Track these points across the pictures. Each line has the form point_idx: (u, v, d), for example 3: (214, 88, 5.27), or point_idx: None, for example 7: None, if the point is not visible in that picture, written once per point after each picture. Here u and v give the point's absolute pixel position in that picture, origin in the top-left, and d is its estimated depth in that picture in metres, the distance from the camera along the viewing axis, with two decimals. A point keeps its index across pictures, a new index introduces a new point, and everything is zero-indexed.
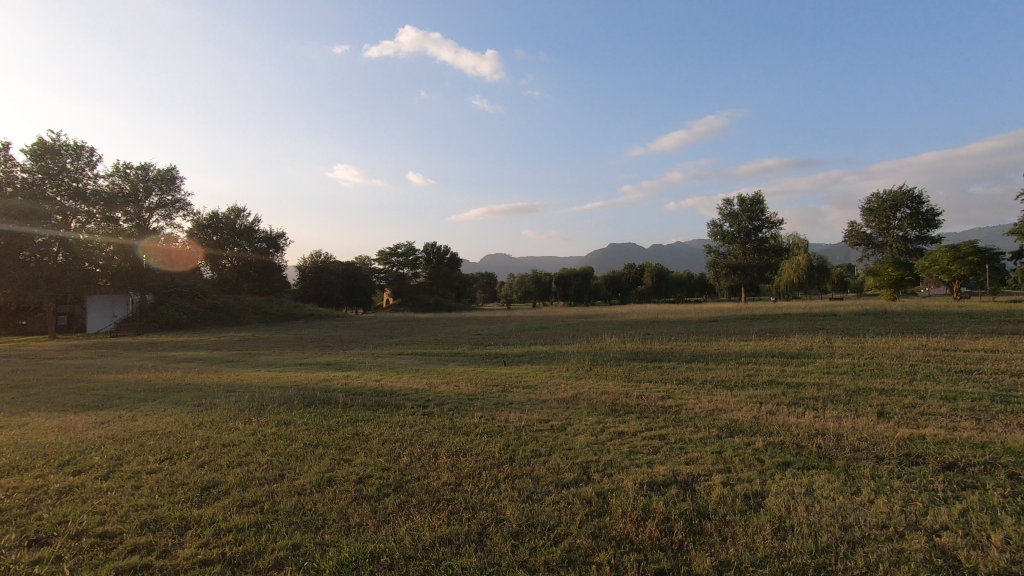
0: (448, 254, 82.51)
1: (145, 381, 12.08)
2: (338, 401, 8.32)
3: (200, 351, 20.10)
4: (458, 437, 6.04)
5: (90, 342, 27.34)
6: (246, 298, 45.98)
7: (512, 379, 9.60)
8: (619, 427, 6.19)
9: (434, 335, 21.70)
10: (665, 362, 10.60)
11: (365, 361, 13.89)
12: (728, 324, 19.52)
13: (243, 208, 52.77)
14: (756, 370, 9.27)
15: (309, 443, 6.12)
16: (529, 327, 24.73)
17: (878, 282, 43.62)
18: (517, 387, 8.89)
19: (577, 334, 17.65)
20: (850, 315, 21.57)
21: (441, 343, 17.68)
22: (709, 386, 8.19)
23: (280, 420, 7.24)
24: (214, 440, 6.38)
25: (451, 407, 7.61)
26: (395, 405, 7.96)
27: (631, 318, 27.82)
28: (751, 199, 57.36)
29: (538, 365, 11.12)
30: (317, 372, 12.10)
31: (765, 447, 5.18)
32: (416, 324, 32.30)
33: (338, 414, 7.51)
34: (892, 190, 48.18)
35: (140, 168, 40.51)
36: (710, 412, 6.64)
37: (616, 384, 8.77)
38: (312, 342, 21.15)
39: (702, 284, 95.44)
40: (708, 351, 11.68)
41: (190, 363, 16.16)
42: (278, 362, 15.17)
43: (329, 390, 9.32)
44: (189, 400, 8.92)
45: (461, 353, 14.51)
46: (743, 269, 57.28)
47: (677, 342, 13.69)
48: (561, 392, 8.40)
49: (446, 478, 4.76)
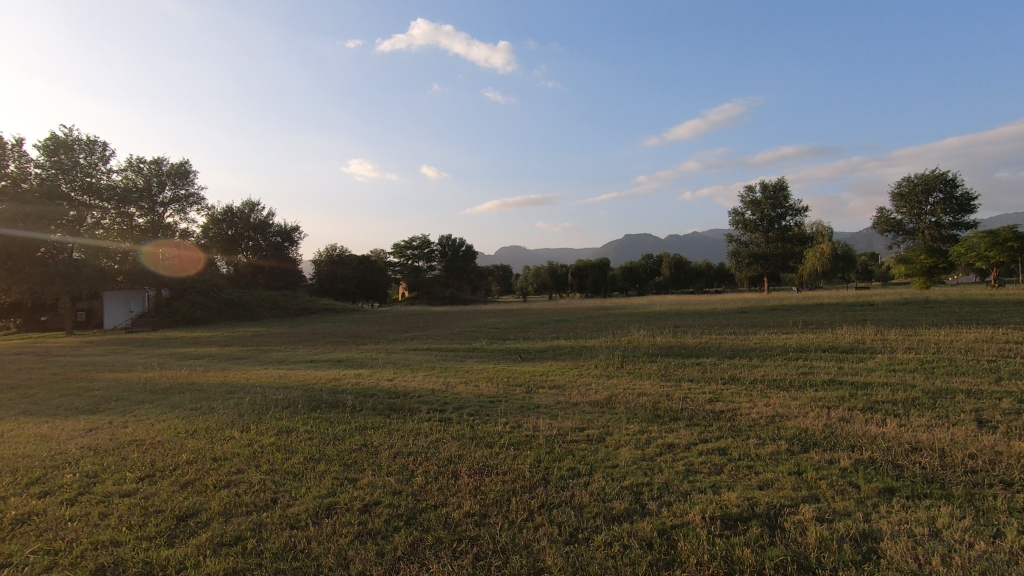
0: (463, 247, 81.86)
1: (148, 380, 11.47)
2: (347, 404, 7.54)
3: (212, 347, 19.61)
4: (481, 450, 5.21)
5: (105, 338, 27.10)
6: (262, 293, 45.76)
7: (537, 378, 8.77)
8: (668, 438, 5.31)
9: (450, 329, 20.98)
10: (703, 358, 9.68)
11: (379, 358, 13.18)
12: (761, 315, 18.48)
13: (257, 202, 52.54)
14: (809, 367, 8.34)
15: (310, 457, 5.34)
16: (548, 320, 23.88)
17: (910, 270, 41.97)
18: (542, 387, 8.06)
19: (600, 327, 16.74)
20: (890, 305, 20.38)
21: (458, 338, 16.92)
22: (761, 386, 7.28)
23: (280, 429, 6.49)
24: (205, 453, 5.64)
25: (472, 412, 6.80)
26: (409, 409, 7.18)
27: (655, 310, 26.82)
28: (774, 186, 55.60)
29: (564, 361, 10.27)
30: (328, 370, 11.41)
31: (852, 466, 4.27)
32: (432, 317, 31.68)
33: (346, 420, 6.75)
34: (924, 174, 46.24)
35: (153, 162, 40.27)
36: (772, 419, 5.73)
37: (653, 384, 7.87)
38: (326, 337, 20.55)
39: (722, 274, 93.55)
40: (748, 346, 10.75)
41: (199, 360, 15.57)
42: (289, 359, 14.53)
43: (339, 391, 8.57)
44: (187, 403, 8.22)
45: (480, 348, 13.71)
46: (766, 259, 55.80)
47: (710, 335, 12.76)
48: (594, 393, 7.53)
49: (469, 507, 3.94)
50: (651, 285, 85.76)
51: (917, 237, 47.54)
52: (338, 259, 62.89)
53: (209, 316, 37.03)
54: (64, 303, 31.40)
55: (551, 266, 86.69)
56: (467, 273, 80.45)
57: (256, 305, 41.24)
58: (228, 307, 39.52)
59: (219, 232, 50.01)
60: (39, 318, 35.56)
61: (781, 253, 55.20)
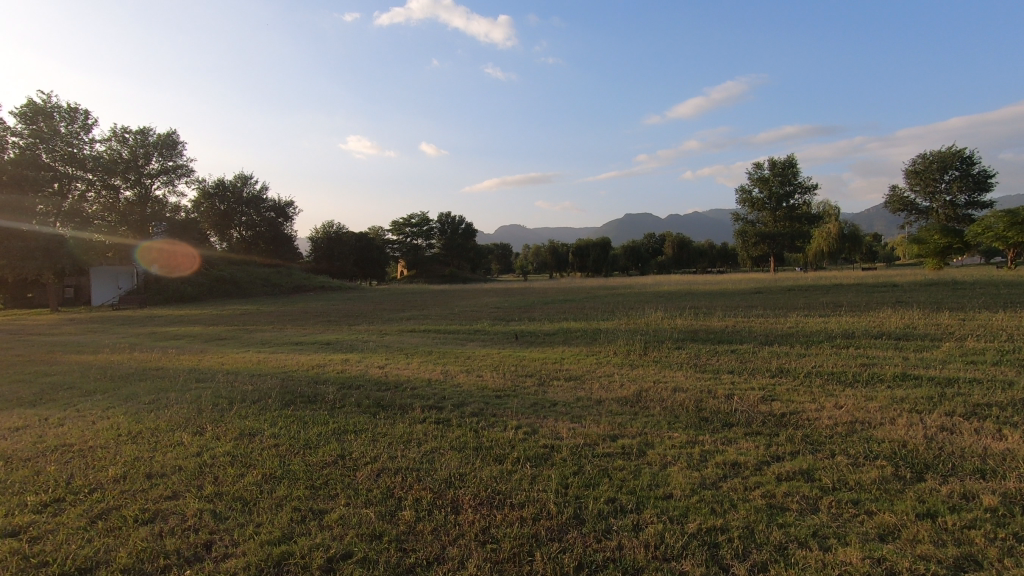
0: (463, 224, 80.37)
1: (114, 364, 10.32)
2: (329, 399, 6.38)
3: (196, 327, 18.40)
4: (489, 469, 4.06)
5: (91, 316, 25.88)
6: (255, 270, 44.51)
7: (550, 368, 7.60)
8: (729, 453, 4.15)
9: (450, 309, 19.84)
10: (736, 345, 8.52)
11: (370, 340, 11.98)
12: (781, 296, 17.33)
13: (250, 175, 50.88)
14: (867, 357, 7.15)
15: (268, 476, 4.16)
16: (551, 299, 22.75)
17: (923, 250, 40.68)
18: (557, 379, 6.92)
19: (611, 308, 15.56)
20: (916, 285, 19.24)
21: (458, 318, 15.76)
22: (820, 381, 6.09)
23: (242, 433, 5.31)
24: (139, 466, 4.46)
25: (477, 411, 5.64)
26: (401, 406, 6.00)
27: (663, 289, 25.67)
28: (783, 162, 53.85)
29: (578, 347, 9.11)
30: (313, 355, 10.22)
31: (1003, 506, 3.10)
32: (432, 296, 30.53)
33: (323, 420, 5.58)
34: (940, 151, 44.64)
35: (138, 132, 38.46)
36: (853, 428, 4.57)
37: (688, 377, 6.71)
38: (317, 317, 19.39)
39: (725, 254, 92.24)
40: (784, 331, 9.54)
41: (178, 341, 14.36)
42: (274, 341, 13.32)
43: (321, 382, 7.40)
44: (141, 395, 7.00)
45: (482, 330, 12.56)
46: (773, 238, 54.42)
47: (735, 318, 11.59)
48: (620, 388, 6.34)
49: (475, 568, 2.78)
50: (653, 264, 84.52)
51: (930, 216, 46.11)
52: (335, 236, 61.63)
53: (201, 294, 35.84)
54: (47, 279, 29.97)
55: (551, 244, 85.23)
56: (466, 251, 79.01)
57: (249, 283, 40.00)
58: (220, 284, 38.24)
59: (211, 207, 48.26)
60: (25, 295, 34.18)
61: (789, 233, 53.76)
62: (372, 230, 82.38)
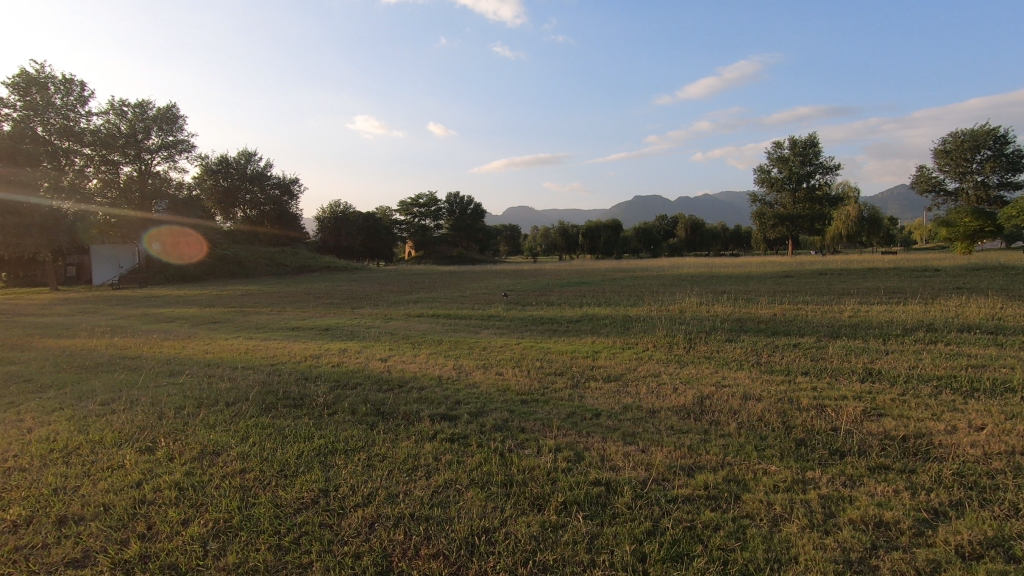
0: (471, 205, 79.00)
1: (86, 350, 9.23)
2: (319, 402, 5.24)
3: (191, 308, 17.42)
4: (528, 524, 2.88)
5: (88, 295, 25.05)
6: (260, 249, 43.51)
7: (582, 365, 6.43)
8: (867, 505, 2.92)
9: (459, 291, 18.72)
10: (796, 338, 7.28)
11: (373, 326, 10.83)
12: (815, 281, 16.07)
13: (254, 151, 49.57)
14: (969, 357, 5.87)
15: (223, 526, 3.02)
16: (567, 282, 21.50)
17: (952, 233, 38.84)
18: (594, 381, 5.72)
19: (634, 292, 14.32)
20: (959, 270, 17.87)
21: (469, 301, 14.58)
22: (930, 389, 4.84)
23: (204, 452, 4.16)
24: (54, 503, 3.34)
25: (502, 425, 4.46)
26: (406, 414, 4.82)
27: (683, 272, 24.40)
28: (804, 141, 51.76)
29: (611, 339, 7.90)
30: (307, 343, 9.10)
31: None
32: (439, 277, 29.47)
33: (309, 435, 4.43)
34: (972, 129, 42.51)
35: (137, 105, 37.25)
36: (1020, 464, 3.33)
37: (755, 379, 5.50)
38: (318, 299, 18.31)
39: (739, 237, 90.29)
40: (845, 322, 8.29)
41: (167, 324, 13.34)
42: (269, 325, 12.23)
43: (312, 379, 6.25)
44: (99, 392, 5.92)
45: (496, 315, 11.39)
46: (792, 220, 52.56)
47: (782, 305, 10.34)
48: (675, 395, 5.13)
49: None
50: (664, 247, 82.98)
51: (959, 198, 44.08)
52: (342, 215, 60.52)
53: (205, 273, 35.01)
54: (46, 257, 29.25)
55: (561, 226, 83.84)
56: (474, 232, 77.84)
57: (253, 262, 39.01)
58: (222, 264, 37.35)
59: (214, 183, 47.08)
60: (27, 273, 33.56)
61: (810, 214, 51.82)
62: (380, 211, 81.16)
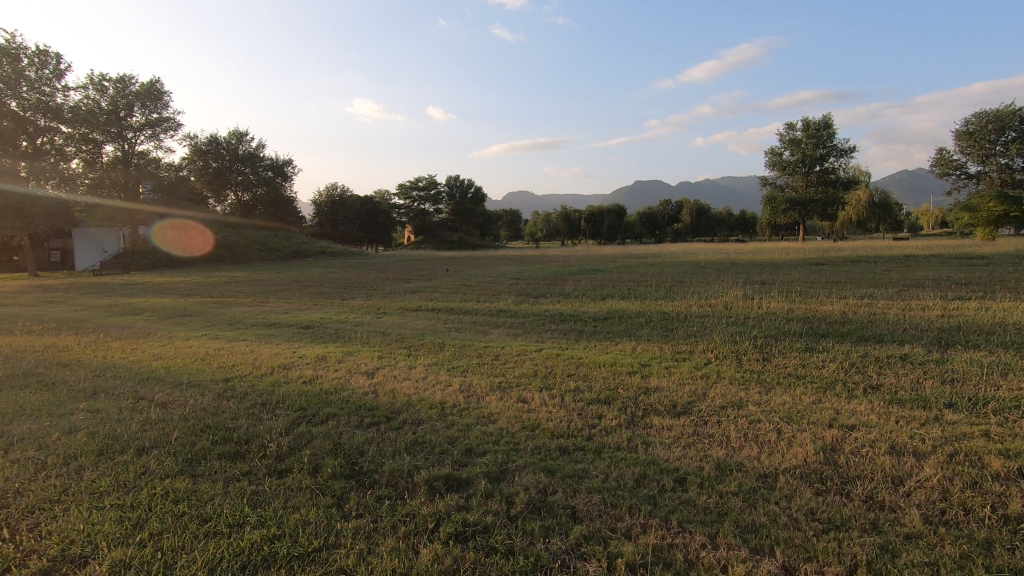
0: (472, 188, 77.07)
1: (16, 352, 7.66)
2: (272, 452, 3.64)
3: (166, 297, 15.78)
4: None
5: (63, 281, 23.34)
6: (251, 233, 41.69)
7: (634, 387, 4.81)
8: None
9: (462, 279, 17.11)
10: (897, 350, 5.66)
11: (361, 323, 9.22)
12: (859, 270, 14.40)
13: (245, 131, 47.43)
14: None
15: None
16: (578, 269, 19.89)
17: (974, 219, 36.97)
18: (659, 415, 4.12)
19: (659, 283, 12.68)
20: (1011, 259, 16.18)
21: (474, 292, 13.00)
22: None
23: (62, 559, 2.57)
24: None
25: (541, 505, 2.87)
26: (393, 478, 3.23)
27: (701, 260, 22.67)
28: (818, 122, 49.74)
29: (655, 345, 6.31)
30: (279, 346, 7.48)
31: None
32: (439, 263, 27.82)
33: (243, 521, 2.82)
34: (999, 108, 40.54)
35: (118, 80, 35.23)
36: None
37: (886, 416, 3.91)
38: (307, 287, 16.72)
39: (745, 223, 88.55)
40: (946, 325, 6.65)
41: (131, 317, 11.71)
42: (246, 320, 10.66)
43: (271, 407, 4.65)
44: None
45: (507, 310, 9.80)
46: (804, 205, 50.42)
47: (847, 302, 8.69)
48: (785, 442, 3.55)
49: None
50: (669, 232, 80.92)
51: (981, 182, 42.15)
52: (340, 199, 58.67)
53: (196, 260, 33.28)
54: (24, 240, 27.63)
55: (564, 210, 82.01)
56: (475, 217, 75.89)
57: (244, 247, 37.20)
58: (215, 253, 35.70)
59: (204, 164, 45.03)
60: (7, 258, 32.00)
61: (822, 199, 49.75)
62: (378, 195, 79.46)
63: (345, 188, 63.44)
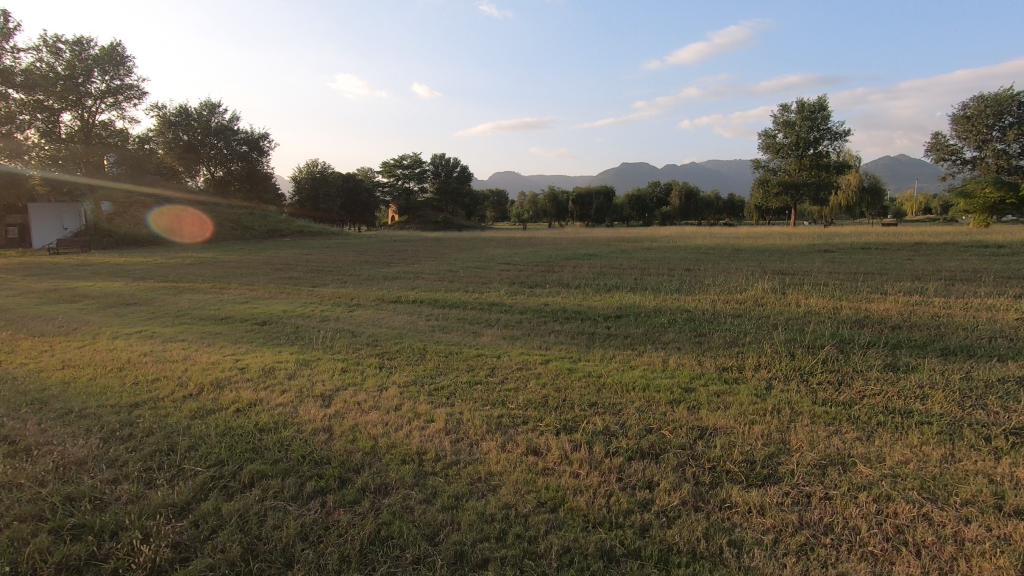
0: (458, 167, 74.95)
1: None
2: (142, 565, 2.27)
3: (117, 281, 14.07)
4: None
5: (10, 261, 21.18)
6: (225, 210, 39.33)
7: (685, 429, 3.52)
8: None
9: (449, 264, 15.67)
10: (1005, 371, 4.42)
11: (329, 320, 7.80)
12: (879, 259, 13.25)
13: (218, 102, 44.92)
14: None
15: None
16: (572, 254, 18.55)
17: (971, 205, 36.13)
18: (739, 486, 2.80)
19: (669, 272, 11.37)
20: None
21: (462, 280, 11.58)
22: None
23: None
24: None
25: None
26: None
27: (700, 244, 21.44)
28: (813, 104, 48.57)
29: (690, 358, 5.02)
30: (219, 352, 6.01)
31: None
32: (423, 245, 26.25)
33: None
34: (997, 92, 39.76)
35: (75, 43, 32.55)
36: None
37: None
38: (277, 271, 15.14)
39: (732, 207, 87.79)
40: None
41: (65, 307, 10.09)
42: (197, 311, 9.14)
43: (177, 460, 3.25)
44: None
45: (502, 304, 8.43)
46: (796, 187, 49.01)
47: (894, 298, 7.49)
48: (953, 550, 2.27)
49: None
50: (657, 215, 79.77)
51: (977, 167, 41.39)
52: (321, 176, 56.44)
53: (169, 235, 31.26)
54: None
55: (552, 191, 80.38)
56: (461, 197, 73.87)
57: (215, 223, 34.98)
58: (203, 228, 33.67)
59: (174, 137, 42.56)
60: None
61: (815, 182, 48.66)
62: (362, 173, 77.03)
63: (326, 165, 61.11)
